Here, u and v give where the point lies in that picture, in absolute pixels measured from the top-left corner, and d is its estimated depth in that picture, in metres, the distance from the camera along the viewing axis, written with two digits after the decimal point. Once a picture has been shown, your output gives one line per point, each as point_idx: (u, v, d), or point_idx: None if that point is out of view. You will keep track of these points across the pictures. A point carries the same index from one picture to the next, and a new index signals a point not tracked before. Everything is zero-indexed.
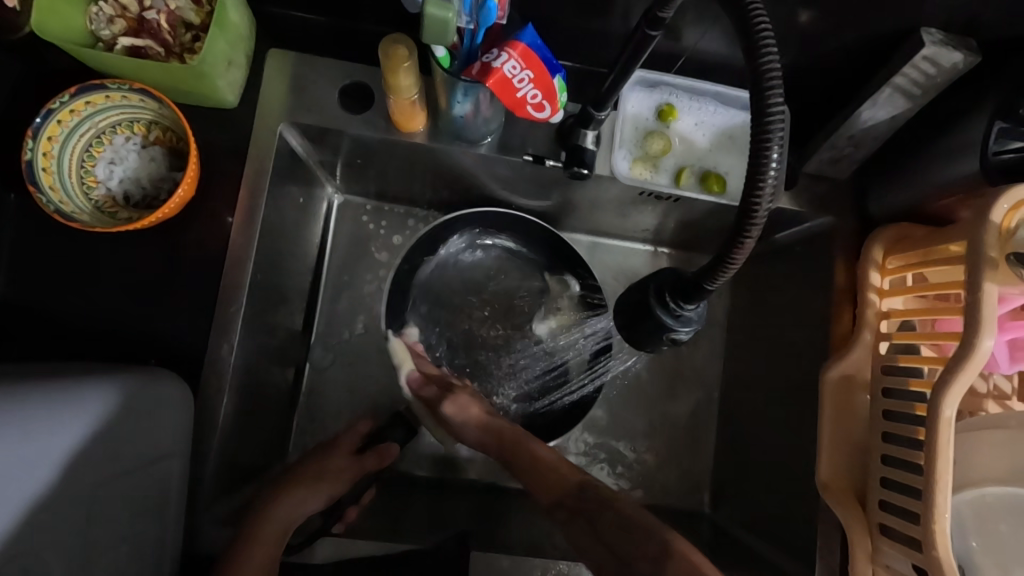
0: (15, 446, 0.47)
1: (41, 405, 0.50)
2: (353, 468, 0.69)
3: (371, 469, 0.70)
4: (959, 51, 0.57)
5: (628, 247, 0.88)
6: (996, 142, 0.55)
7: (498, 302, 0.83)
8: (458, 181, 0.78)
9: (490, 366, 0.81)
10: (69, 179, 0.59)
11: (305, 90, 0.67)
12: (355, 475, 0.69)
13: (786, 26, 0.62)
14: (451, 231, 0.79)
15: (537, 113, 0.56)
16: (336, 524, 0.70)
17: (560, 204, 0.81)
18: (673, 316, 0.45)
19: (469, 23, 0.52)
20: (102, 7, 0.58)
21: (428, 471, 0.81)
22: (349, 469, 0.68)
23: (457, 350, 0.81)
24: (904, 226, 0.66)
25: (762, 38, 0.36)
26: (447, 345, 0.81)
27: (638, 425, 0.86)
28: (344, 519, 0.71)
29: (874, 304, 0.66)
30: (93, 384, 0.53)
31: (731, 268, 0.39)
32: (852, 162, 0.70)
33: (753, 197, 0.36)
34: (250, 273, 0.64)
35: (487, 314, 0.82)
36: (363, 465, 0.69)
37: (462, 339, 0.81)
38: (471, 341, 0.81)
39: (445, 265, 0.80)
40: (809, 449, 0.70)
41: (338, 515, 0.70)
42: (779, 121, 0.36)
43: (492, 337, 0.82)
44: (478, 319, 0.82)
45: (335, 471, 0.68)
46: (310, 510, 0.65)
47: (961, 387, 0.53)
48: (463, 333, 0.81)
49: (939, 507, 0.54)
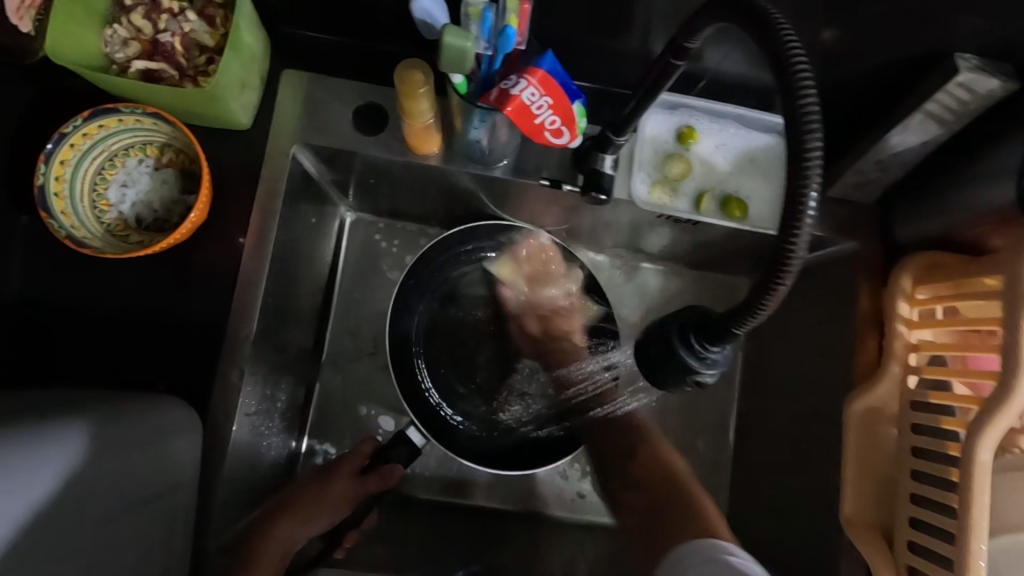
0: (25, 483, 0.44)
1: (38, 438, 0.47)
2: (354, 490, 0.68)
3: (372, 491, 0.68)
4: (997, 77, 0.54)
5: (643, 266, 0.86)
6: None
7: (504, 318, 0.80)
8: (462, 199, 0.76)
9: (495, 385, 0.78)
10: (81, 203, 0.59)
11: (320, 112, 0.66)
12: (355, 497, 0.68)
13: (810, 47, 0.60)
14: (460, 245, 0.77)
15: (556, 139, 0.54)
16: (337, 550, 0.68)
17: (573, 225, 0.79)
18: (699, 358, 0.43)
19: (487, 49, 0.51)
20: (117, 29, 0.57)
21: (437, 493, 0.78)
22: (348, 492, 0.67)
23: (464, 367, 0.78)
24: (935, 253, 0.64)
25: (799, 76, 0.34)
26: (451, 361, 0.78)
27: None
28: (345, 545, 0.69)
29: (902, 334, 0.64)
30: (91, 413, 0.50)
31: (762, 314, 0.37)
32: (877, 187, 0.68)
33: (789, 241, 0.35)
34: (261, 295, 0.63)
35: (493, 330, 0.80)
36: (366, 486, 0.68)
37: (467, 356, 0.79)
38: (479, 358, 0.79)
39: (453, 279, 0.78)
40: (832, 484, 0.67)
41: (338, 539, 0.68)
42: (817, 162, 0.34)
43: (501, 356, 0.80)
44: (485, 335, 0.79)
45: (334, 494, 0.67)
46: (312, 531, 0.66)
47: (998, 429, 0.51)
48: (469, 350, 0.79)
49: (974, 555, 0.51)
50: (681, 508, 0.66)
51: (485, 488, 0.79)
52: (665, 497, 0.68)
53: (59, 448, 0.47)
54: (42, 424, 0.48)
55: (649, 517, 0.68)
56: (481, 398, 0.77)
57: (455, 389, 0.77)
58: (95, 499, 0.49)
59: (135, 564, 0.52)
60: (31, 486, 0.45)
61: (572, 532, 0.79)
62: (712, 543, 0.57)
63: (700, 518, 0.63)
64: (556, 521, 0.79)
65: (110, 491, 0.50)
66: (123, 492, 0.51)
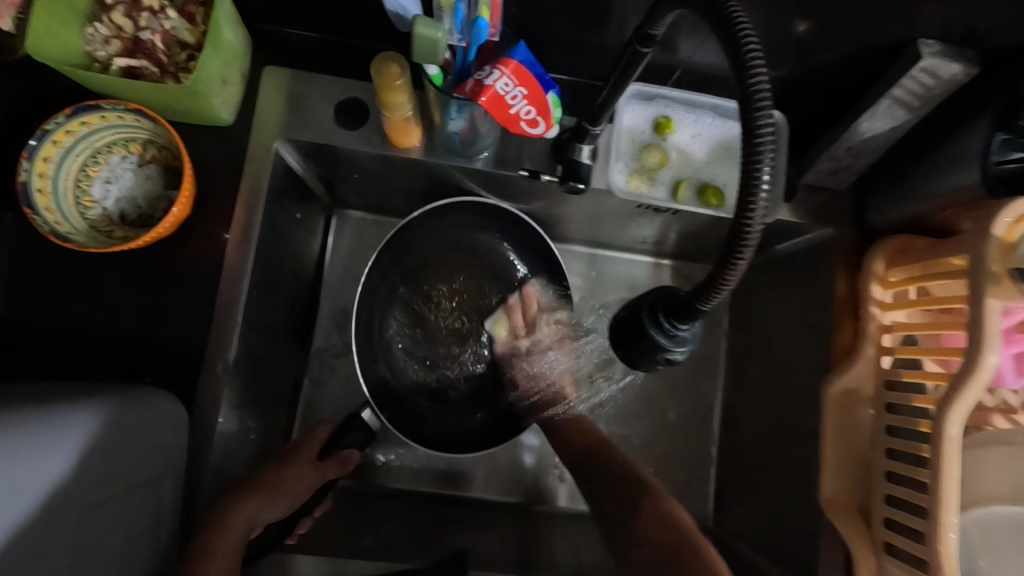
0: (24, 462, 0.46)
1: (35, 424, 0.48)
2: (310, 476, 0.69)
3: (331, 476, 0.70)
4: (958, 61, 0.55)
5: (629, 258, 0.88)
6: (998, 151, 0.54)
7: (468, 295, 0.82)
8: (442, 192, 0.77)
9: (451, 354, 0.81)
10: (65, 199, 0.60)
11: (301, 108, 0.67)
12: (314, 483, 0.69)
13: (782, 37, 0.61)
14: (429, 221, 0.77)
15: (532, 129, 0.56)
16: (290, 535, 0.67)
17: (554, 216, 0.80)
18: (669, 336, 0.44)
19: (461, 40, 0.52)
20: (97, 28, 0.58)
21: (427, 485, 0.82)
22: (309, 478, 0.68)
23: (423, 342, 0.81)
24: (906, 237, 0.65)
25: (750, 56, 0.36)
26: (411, 337, 0.81)
27: (641, 437, 0.86)
28: (297, 529, 0.68)
29: (876, 317, 0.65)
30: (76, 403, 0.51)
31: (725, 288, 0.38)
32: (851, 173, 0.69)
33: (745, 219, 0.36)
34: (245, 288, 0.64)
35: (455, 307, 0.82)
36: (325, 472, 0.70)
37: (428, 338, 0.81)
38: (438, 333, 0.81)
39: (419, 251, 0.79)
40: (811, 465, 0.68)
41: (293, 524, 0.67)
42: (769, 141, 0.35)
43: (459, 331, 0.82)
44: (445, 311, 0.82)
45: (291, 480, 0.67)
46: (267, 516, 0.63)
47: (965, 403, 0.52)
48: (429, 325, 0.81)
49: (944, 526, 0.52)
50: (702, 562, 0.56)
51: (483, 479, 0.83)
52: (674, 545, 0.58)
53: (55, 440, 0.49)
54: (28, 412, 0.49)
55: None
56: (435, 372, 0.80)
57: (410, 364, 0.80)
58: (83, 489, 0.50)
59: (119, 553, 0.53)
60: (29, 479, 0.46)
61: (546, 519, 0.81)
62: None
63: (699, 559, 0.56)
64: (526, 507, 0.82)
65: (97, 480, 0.51)
66: (109, 481, 0.52)
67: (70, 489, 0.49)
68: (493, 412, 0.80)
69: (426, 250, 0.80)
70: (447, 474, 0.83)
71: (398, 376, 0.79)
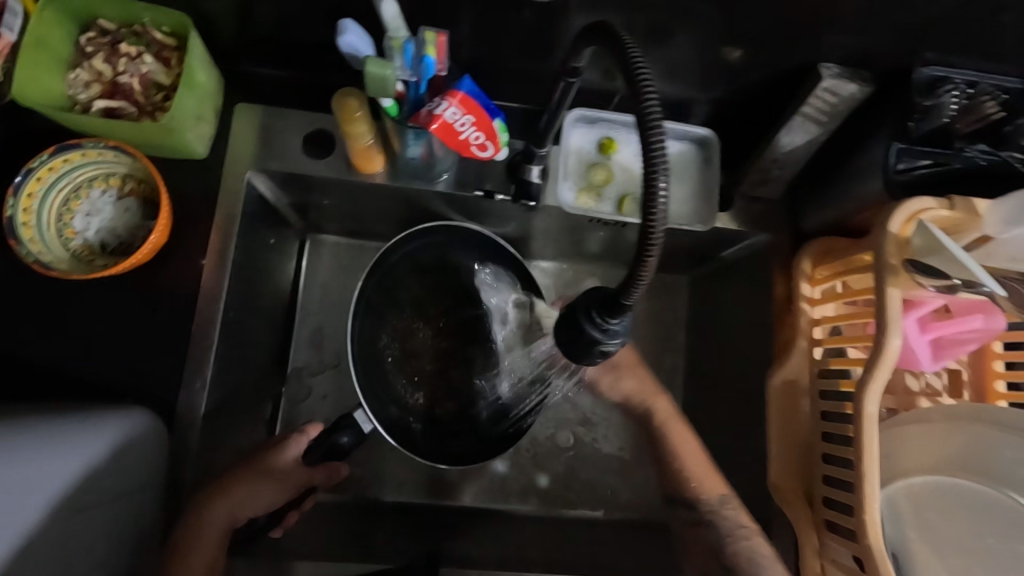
0: (24, 473, 0.50)
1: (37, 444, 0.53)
2: (302, 476, 0.67)
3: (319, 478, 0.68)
4: (855, 82, 0.63)
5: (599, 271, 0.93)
6: (893, 160, 0.61)
7: (453, 311, 0.82)
8: (422, 217, 0.83)
9: (452, 378, 0.80)
10: (47, 231, 0.64)
11: (272, 143, 0.73)
12: (302, 480, 0.67)
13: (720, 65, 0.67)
14: (408, 246, 0.79)
15: (481, 152, 0.62)
16: (277, 528, 0.69)
17: (520, 233, 0.86)
18: (602, 329, 0.48)
19: (411, 76, 0.58)
20: (79, 74, 0.64)
21: (413, 496, 0.83)
22: (299, 478, 0.67)
23: (412, 357, 0.80)
24: (828, 239, 0.71)
25: (642, 84, 0.40)
26: (401, 354, 0.80)
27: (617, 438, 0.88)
28: (284, 524, 0.70)
29: (806, 311, 0.71)
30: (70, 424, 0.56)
31: (643, 282, 0.42)
32: (779, 184, 0.76)
33: (649, 221, 0.39)
34: (222, 309, 0.68)
35: (441, 325, 0.82)
36: (314, 477, 0.67)
37: (417, 355, 0.81)
38: (426, 350, 0.81)
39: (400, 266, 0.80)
40: (760, 454, 0.73)
41: (281, 517, 0.69)
42: (663, 158, 0.39)
43: (443, 352, 0.81)
44: (431, 330, 0.81)
45: (280, 478, 0.66)
46: (254, 512, 0.65)
47: (879, 383, 0.58)
48: (417, 343, 0.81)
49: (868, 496, 0.57)
50: None
51: (472, 491, 0.84)
52: None
53: (59, 453, 0.53)
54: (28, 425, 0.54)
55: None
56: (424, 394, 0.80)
57: (400, 381, 0.79)
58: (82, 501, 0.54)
59: (102, 560, 0.56)
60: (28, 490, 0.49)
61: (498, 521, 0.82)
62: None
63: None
64: (479, 513, 0.82)
65: (91, 491, 0.54)
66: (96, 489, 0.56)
67: (69, 498, 0.52)
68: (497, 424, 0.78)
69: (403, 269, 0.80)
70: (434, 485, 0.84)
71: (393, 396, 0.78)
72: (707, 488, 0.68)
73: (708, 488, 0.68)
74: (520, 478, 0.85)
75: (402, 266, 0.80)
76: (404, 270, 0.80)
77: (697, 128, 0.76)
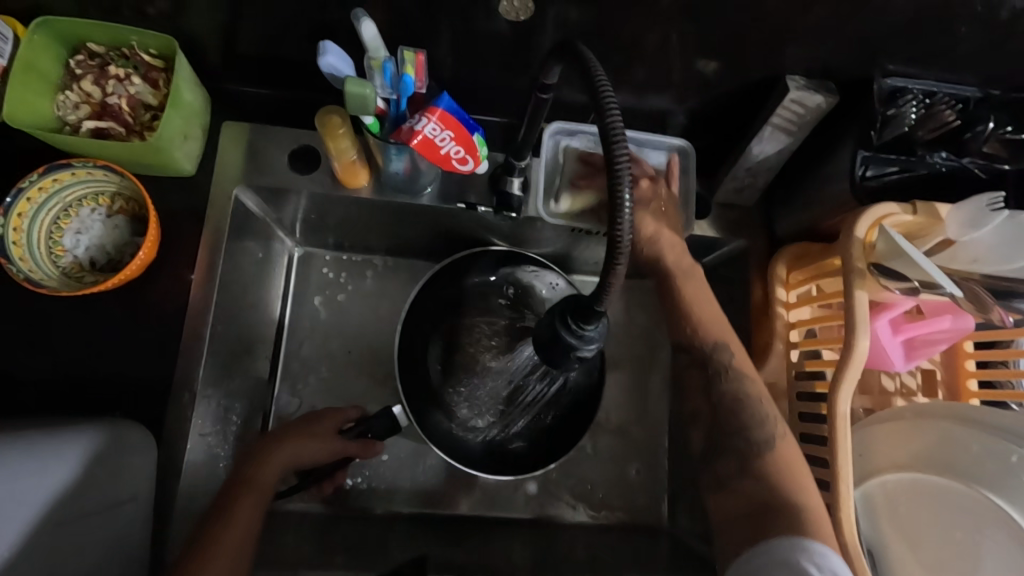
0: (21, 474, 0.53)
1: (37, 450, 0.56)
2: (335, 446, 0.70)
3: (352, 454, 0.71)
4: (820, 93, 0.65)
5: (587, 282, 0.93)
6: (859, 168, 0.64)
7: (501, 324, 0.79)
8: (417, 231, 0.83)
9: (496, 391, 0.78)
10: (37, 250, 0.65)
11: (258, 159, 0.74)
12: (334, 452, 0.70)
13: (695, 76, 0.69)
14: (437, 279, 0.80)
15: (462, 166, 0.63)
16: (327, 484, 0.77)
17: (514, 242, 0.86)
18: (577, 335, 0.49)
19: (391, 94, 0.60)
20: (68, 95, 0.65)
21: (409, 504, 0.83)
22: (329, 446, 0.69)
23: (461, 369, 0.79)
24: (801, 244, 0.73)
25: (607, 102, 0.42)
26: (449, 366, 0.79)
27: (612, 439, 0.88)
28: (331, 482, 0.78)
29: (782, 315, 0.73)
30: (64, 431, 0.58)
31: (613, 289, 0.44)
32: (754, 191, 0.79)
33: (616, 230, 0.41)
34: (210, 323, 0.69)
35: (495, 343, 0.78)
36: (349, 448, 0.70)
37: (468, 364, 0.79)
38: (473, 366, 0.78)
39: (440, 293, 0.81)
40: None
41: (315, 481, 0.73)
42: (626, 172, 0.41)
43: (485, 369, 0.78)
44: (483, 346, 0.78)
45: (313, 445, 0.69)
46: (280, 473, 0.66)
47: (851, 384, 0.60)
48: (465, 357, 0.79)
49: (843, 475, 0.60)
50: (789, 518, 0.56)
51: (470, 499, 0.84)
52: (766, 505, 0.58)
53: (54, 459, 0.56)
54: (23, 439, 0.56)
55: (749, 522, 0.58)
56: (474, 409, 0.79)
57: (452, 392, 0.79)
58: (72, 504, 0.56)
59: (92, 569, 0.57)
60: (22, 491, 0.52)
61: (494, 528, 0.83)
62: (806, 542, 0.53)
63: (790, 512, 0.56)
64: (474, 520, 0.84)
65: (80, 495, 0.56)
66: (88, 498, 0.57)
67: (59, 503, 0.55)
68: (546, 431, 0.79)
69: (432, 293, 0.80)
70: (431, 494, 0.84)
71: (444, 407, 0.79)
72: (707, 333, 0.68)
73: (708, 334, 0.68)
74: (508, 488, 0.85)
75: (437, 291, 0.81)
76: (439, 295, 0.81)
77: (673, 139, 0.77)
